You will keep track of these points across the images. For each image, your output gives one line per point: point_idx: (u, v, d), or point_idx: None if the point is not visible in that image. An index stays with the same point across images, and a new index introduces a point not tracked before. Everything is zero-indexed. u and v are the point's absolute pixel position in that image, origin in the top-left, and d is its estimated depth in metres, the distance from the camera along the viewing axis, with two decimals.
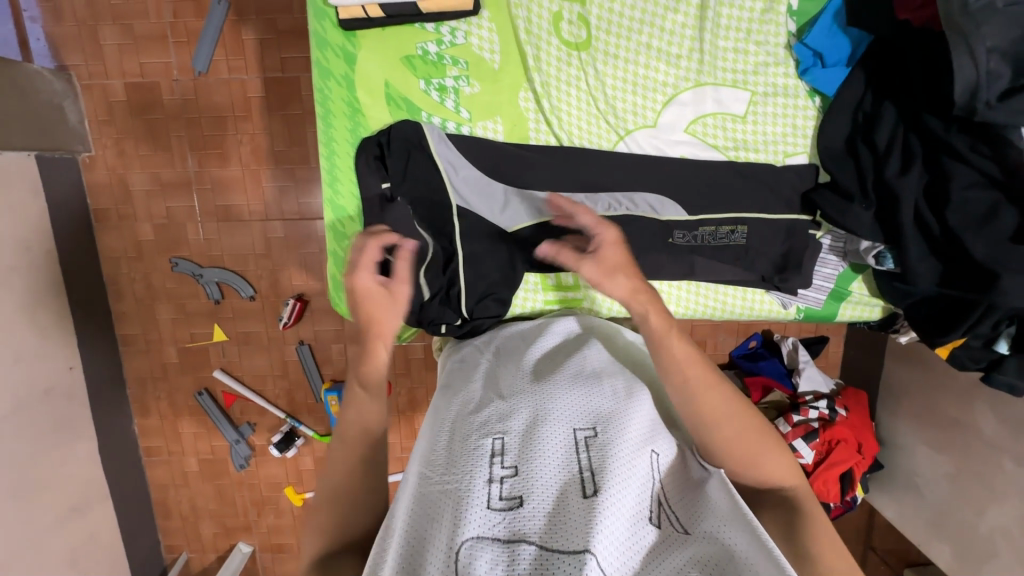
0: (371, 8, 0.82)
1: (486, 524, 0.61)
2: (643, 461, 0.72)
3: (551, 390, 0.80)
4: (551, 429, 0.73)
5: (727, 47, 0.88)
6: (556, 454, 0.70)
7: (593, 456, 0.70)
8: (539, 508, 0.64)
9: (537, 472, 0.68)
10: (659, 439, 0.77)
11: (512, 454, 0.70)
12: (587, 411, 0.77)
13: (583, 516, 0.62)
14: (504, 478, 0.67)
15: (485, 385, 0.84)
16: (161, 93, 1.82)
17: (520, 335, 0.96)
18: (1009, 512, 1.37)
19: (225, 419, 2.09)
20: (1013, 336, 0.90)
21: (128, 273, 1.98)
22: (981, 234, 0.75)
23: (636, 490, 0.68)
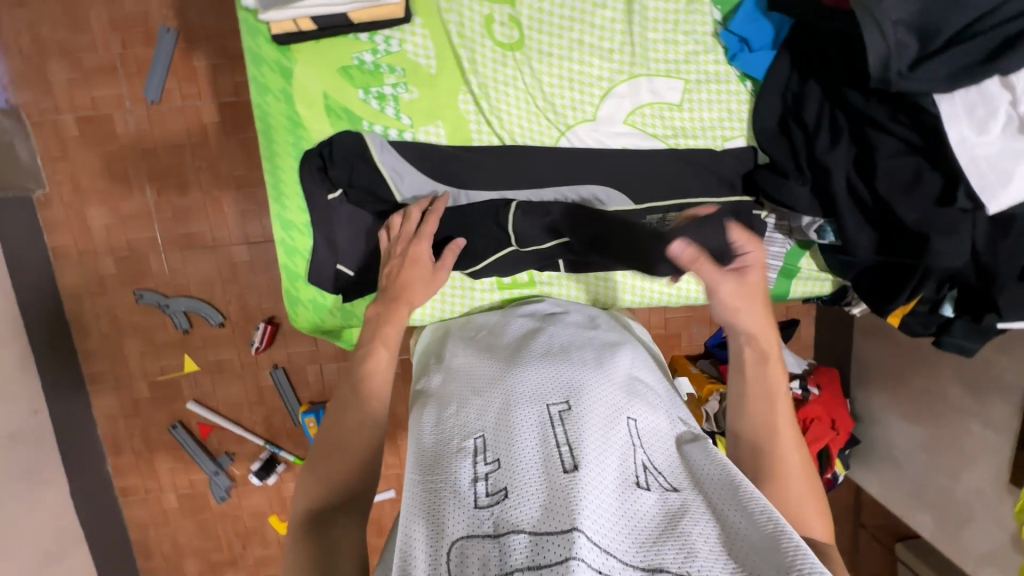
0: (302, 22, 0.83)
1: (473, 524, 0.55)
2: (622, 430, 0.67)
3: (519, 372, 0.77)
4: (524, 413, 0.69)
5: (657, 39, 0.90)
6: (534, 437, 0.65)
7: (569, 428, 0.65)
8: (520, 492, 0.58)
9: (517, 458, 0.62)
10: (638, 406, 0.73)
11: (491, 446, 0.65)
12: (558, 387, 0.73)
13: (564, 491, 0.56)
14: (486, 472, 0.62)
15: (456, 377, 0.82)
16: (114, 125, 1.80)
17: (487, 323, 0.97)
18: (982, 474, 1.40)
19: (202, 451, 2.04)
20: (956, 298, 0.93)
21: (92, 310, 1.94)
22: (909, 200, 0.78)
23: (620, 458, 0.63)
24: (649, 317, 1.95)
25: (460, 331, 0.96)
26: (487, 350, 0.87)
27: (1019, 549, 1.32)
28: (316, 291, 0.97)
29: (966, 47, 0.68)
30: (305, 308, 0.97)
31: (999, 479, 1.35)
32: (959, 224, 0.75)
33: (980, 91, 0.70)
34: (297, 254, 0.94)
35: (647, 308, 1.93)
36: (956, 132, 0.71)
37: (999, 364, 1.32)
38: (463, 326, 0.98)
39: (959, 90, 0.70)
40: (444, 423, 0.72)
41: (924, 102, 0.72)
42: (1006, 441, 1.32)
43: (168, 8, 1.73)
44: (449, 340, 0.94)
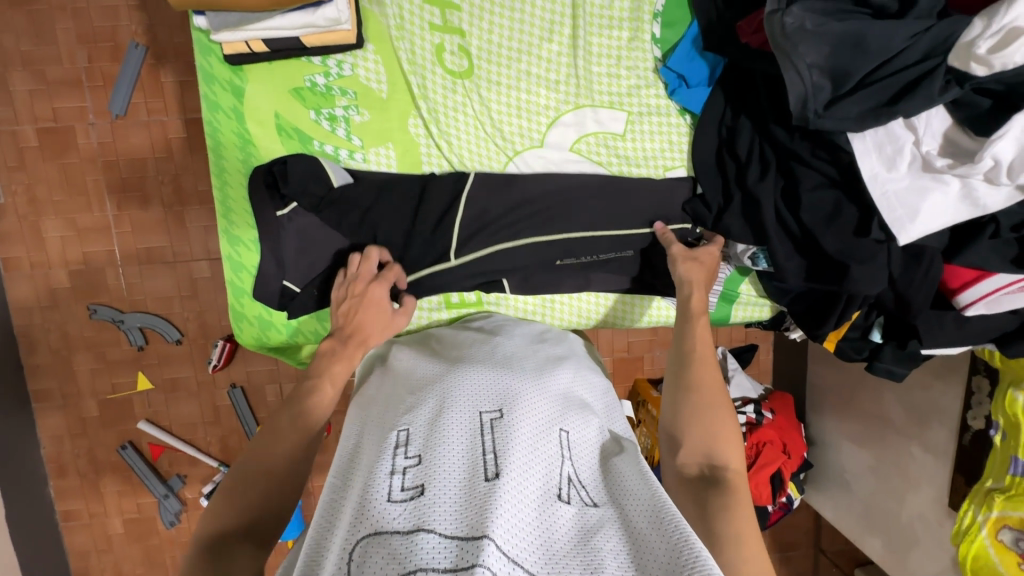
0: (254, 44, 0.85)
1: (385, 516, 0.54)
2: (553, 442, 0.67)
3: (460, 378, 0.77)
4: (458, 415, 0.69)
5: (601, 73, 0.95)
6: (462, 439, 0.65)
7: (498, 435, 0.65)
8: (440, 494, 0.57)
9: (442, 458, 0.62)
10: (572, 419, 0.74)
11: (417, 444, 0.65)
12: (496, 395, 0.73)
13: (483, 495, 0.56)
14: (407, 468, 0.61)
15: (399, 381, 0.81)
16: (76, 137, 1.78)
17: (437, 335, 0.96)
18: (925, 498, 1.43)
19: (152, 472, 1.97)
20: (884, 324, 0.98)
21: (42, 324, 1.88)
22: (830, 231, 0.83)
23: (545, 469, 0.62)
24: (612, 340, 1.97)
25: (410, 342, 0.96)
26: (433, 359, 0.87)
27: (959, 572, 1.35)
28: (262, 308, 0.96)
29: (874, 90, 0.73)
30: (250, 324, 0.97)
31: (940, 502, 1.39)
32: (876, 252, 0.80)
33: (886, 129, 0.75)
34: (243, 270, 0.94)
35: (609, 331, 1.95)
36: (869, 168, 0.76)
37: (936, 390, 1.37)
38: (415, 337, 0.97)
39: (869, 129, 0.75)
40: (380, 423, 0.71)
41: (840, 140, 0.77)
42: (945, 465, 1.36)
43: (137, 25, 1.74)
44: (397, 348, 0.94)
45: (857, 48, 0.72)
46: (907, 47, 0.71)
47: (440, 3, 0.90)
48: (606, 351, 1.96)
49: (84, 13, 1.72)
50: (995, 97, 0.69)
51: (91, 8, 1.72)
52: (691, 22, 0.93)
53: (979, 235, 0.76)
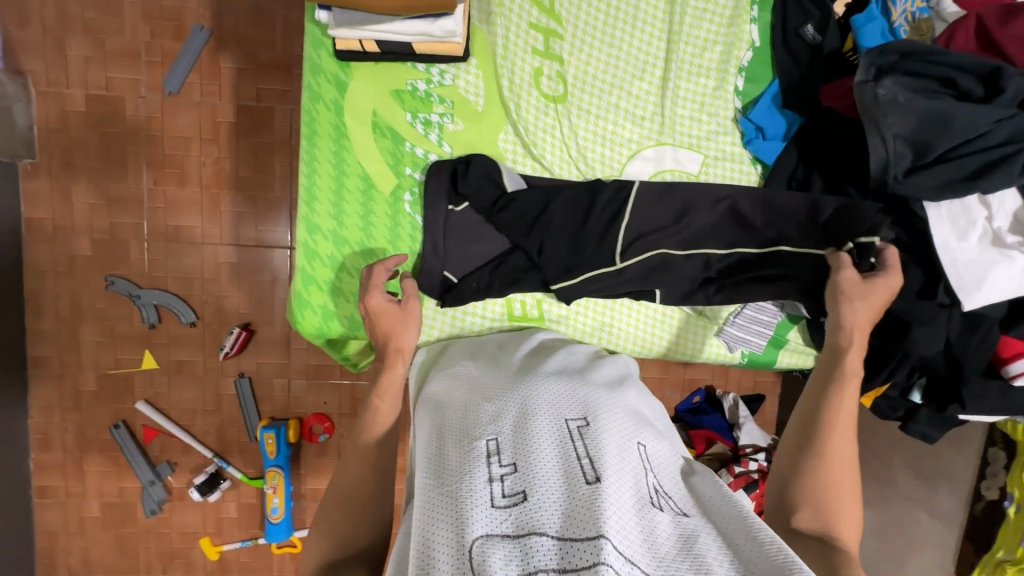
0: (367, 44, 0.88)
1: (493, 523, 0.59)
2: (636, 452, 0.72)
3: (539, 387, 0.80)
4: (545, 423, 0.73)
5: (684, 115, 1.00)
6: (552, 446, 0.69)
7: (587, 444, 0.69)
8: (543, 498, 0.61)
9: (537, 465, 0.66)
10: (647, 431, 0.78)
11: (508, 452, 0.69)
12: (576, 405, 0.77)
13: (587, 498, 0.60)
14: (504, 475, 0.65)
15: (475, 386, 0.85)
16: (124, 108, 1.78)
17: (501, 342, 0.99)
18: (927, 564, 1.46)
19: (141, 456, 1.90)
20: (924, 388, 1.01)
21: (54, 290, 1.83)
22: (894, 290, 0.87)
23: (635, 477, 0.67)
24: None
25: (476, 346, 0.99)
26: (505, 365, 0.90)
27: None
28: (327, 298, 0.96)
29: (956, 164, 0.78)
30: (313, 313, 0.96)
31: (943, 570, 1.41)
32: (937, 315, 0.85)
33: (961, 203, 0.81)
34: (316, 259, 0.95)
35: None
36: (940, 236, 0.81)
37: (948, 458, 1.42)
38: (482, 341, 1.00)
39: (943, 200, 0.81)
40: (467, 426, 0.75)
41: (914, 206, 0.82)
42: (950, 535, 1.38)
43: (205, 9, 1.77)
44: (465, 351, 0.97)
45: (942, 125, 0.78)
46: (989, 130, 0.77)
47: (545, 30, 0.95)
48: None
49: None
50: None
51: None
52: (772, 79, 0.99)
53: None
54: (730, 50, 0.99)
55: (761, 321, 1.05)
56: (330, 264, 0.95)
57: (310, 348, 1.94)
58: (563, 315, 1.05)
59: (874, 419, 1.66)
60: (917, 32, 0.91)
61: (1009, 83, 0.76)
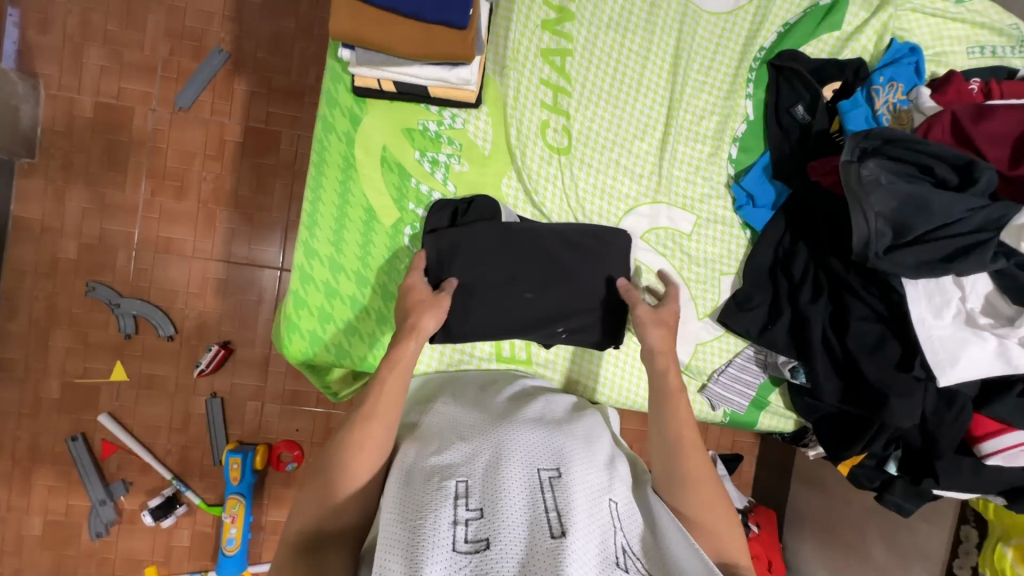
0: (384, 84, 0.92)
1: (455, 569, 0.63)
2: (603, 507, 0.75)
3: (515, 430, 0.82)
4: (517, 471, 0.75)
5: (680, 177, 1.05)
6: (523, 499, 0.72)
7: (556, 497, 0.72)
8: (506, 550, 0.65)
9: (504, 514, 0.69)
10: (617, 483, 0.82)
11: (476, 496, 0.72)
12: (550, 453, 0.80)
13: (550, 554, 0.64)
14: (470, 520, 0.68)
15: (451, 422, 0.86)
16: (133, 118, 1.80)
17: (479, 381, 0.99)
18: None
19: (96, 472, 1.80)
20: (900, 458, 1.02)
21: (31, 291, 1.79)
22: (873, 360, 0.90)
23: (599, 534, 0.70)
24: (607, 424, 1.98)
25: (457, 382, 0.99)
26: (483, 403, 0.91)
27: None
28: (316, 323, 0.96)
29: (933, 246, 0.82)
30: (300, 337, 0.95)
31: None
32: (914, 388, 0.87)
33: (936, 283, 0.86)
34: (310, 283, 0.95)
35: None
36: (917, 312, 0.85)
37: (921, 532, 1.42)
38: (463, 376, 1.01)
39: (920, 278, 0.85)
40: (437, 460, 0.77)
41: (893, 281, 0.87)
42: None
43: (226, 33, 1.83)
44: (443, 386, 0.98)
45: (920, 209, 0.83)
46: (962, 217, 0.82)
47: (554, 87, 1.00)
48: None
49: (179, 11, 1.81)
50: None
51: (187, 8, 1.81)
52: (763, 150, 1.05)
53: (1007, 392, 0.85)
54: (725, 121, 1.05)
55: (745, 381, 1.07)
56: (324, 291, 0.96)
57: (289, 372, 1.90)
58: (550, 361, 1.05)
59: (850, 488, 1.66)
60: (898, 120, 0.98)
61: (979, 176, 0.82)
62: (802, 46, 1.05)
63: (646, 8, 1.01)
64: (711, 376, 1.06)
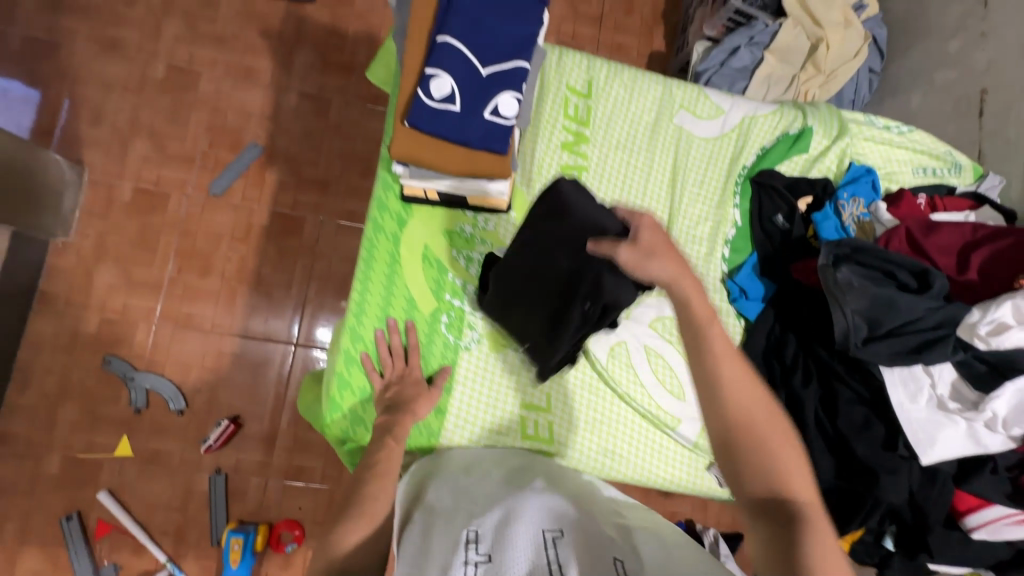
0: (429, 192, 1.07)
1: None
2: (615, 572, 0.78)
3: (529, 497, 0.90)
4: (525, 528, 0.82)
5: (681, 273, 1.20)
6: (527, 553, 0.78)
7: (560, 552, 0.78)
8: None
9: (508, 562, 0.77)
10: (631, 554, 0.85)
11: (484, 546, 0.81)
12: (559, 517, 0.86)
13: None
14: (478, 563, 0.78)
15: (473, 492, 0.94)
16: (168, 202, 1.94)
17: (501, 466, 1.03)
18: None
19: (87, 555, 1.74)
20: (896, 533, 1.08)
21: (47, 364, 1.82)
22: (861, 441, 1.00)
23: None
24: None
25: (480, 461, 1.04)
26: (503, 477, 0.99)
27: None
28: (357, 403, 1.04)
29: (903, 338, 0.96)
30: (341, 416, 1.03)
31: None
32: (900, 466, 0.97)
33: (909, 371, 0.98)
34: (353, 365, 1.04)
35: None
36: (896, 397, 0.97)
37: None
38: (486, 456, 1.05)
39: (895, 366, 0.98)
40: (456, 520, 0.87)
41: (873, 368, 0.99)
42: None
43: (262, 130, 2.02)
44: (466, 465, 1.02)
45: (888, 307, 0.97)
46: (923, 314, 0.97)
47: None
48: None
49: (222, 111, 2.01)
50: (989, 364, 0.95)
51: (229, 108, 2.01)
52: (750, 251, 1.22)
53: (982, 469, 0.95)
54: (718, 226, 1.22)
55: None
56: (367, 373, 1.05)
57: (295, 448, 1.91)
58: (566, 440, 1.12)
59: None
60: (862, 231, 1.17)
61: (933, 280, 0.98)
62: (778, 166, 1.25)
63: (648, 134, 1.21)
64: (717, 454, 1.15)
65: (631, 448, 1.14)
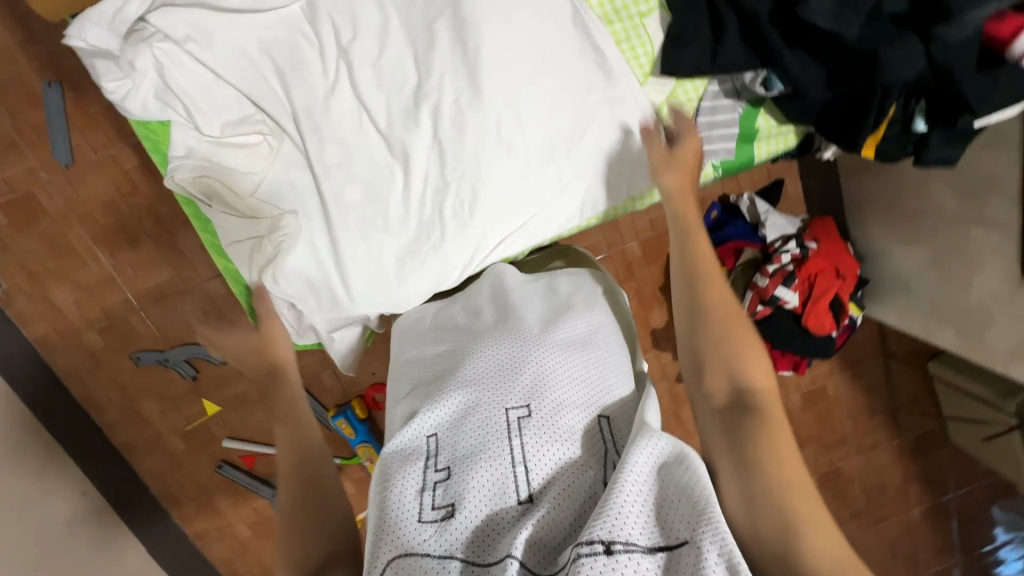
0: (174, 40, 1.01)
1: (420, 534, 0.74)
2: (567, 424, 0.84)
3: (493, 362, 0.92)
4: (496, 429, 0.83)
5: None
6: (498, 458, 0.80)
7: (529, 439, 0.81)
8: (468, 514, 0.75)
9: (473, 468, 0.79)
10: (600, 376, 0.93)
11: (445, 458, 0.83)
12: (529, 383, 0.88)
13: (514, 519, 0.75)
14: (436, 484, 0.80)
15: (432, 365, 0.99)
16: (40, 200, 1.71)
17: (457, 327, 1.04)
18: (993, 275, 1.39)
19: (254, 478, 2.10)
20: (925, 111, 1.04)
21: (98, 384, 1.93)
22: (828, 18, 0.94)
23: (575, 428, 0.85)
24: (634, 222, 1.96)
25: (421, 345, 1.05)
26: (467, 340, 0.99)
27: None
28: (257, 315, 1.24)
29: None
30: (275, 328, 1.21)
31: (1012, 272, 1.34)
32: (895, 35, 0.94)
33: None
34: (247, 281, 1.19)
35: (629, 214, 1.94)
36: None
37: (987, 160, 1.29)
38: (428, 338, 1.06)
39: None
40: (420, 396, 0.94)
41: None
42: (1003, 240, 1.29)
43: (41, 63, 1.62)
44: (410, 340, 1.09)
45: None
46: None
47: None
48: (632, 236, 1.97)
49: None
50: None
51: None
52: None
53: None
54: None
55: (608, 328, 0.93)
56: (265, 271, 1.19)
57: None
58: None
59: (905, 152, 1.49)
60: None
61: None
62: None
63: None
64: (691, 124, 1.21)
65: (525, 148, 1.10)
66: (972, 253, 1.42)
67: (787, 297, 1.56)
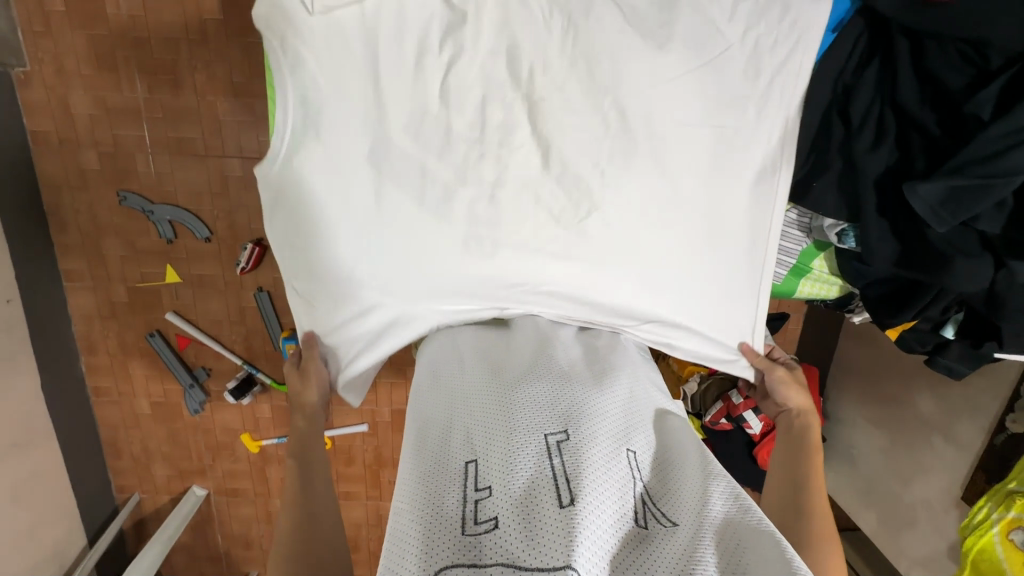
0: None
1: (460, 548, 0.65)
2: (621, 463, 0.79)
3: (533, 386, 0.88)
4: (535, 447, 0.77)
5: None
6: (539, 469, 0.74)
7: (567, 461, 0.75)
8: (510, 526, 0.67)
9: (512, 485, 0.73)
10: (638, 421, 0.89)
11: (486, 473, 0.75)
12: (568, 406, 0.84)
13: (559, 524, 0.66)
14: (478, 498, 0.72)
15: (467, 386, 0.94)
16: (105, 6, 1.64)
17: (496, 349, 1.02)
18: (934, 485, 1.47)
19: (178, 361, 2.02)
20: (959, 322, 1.10)
21: (72, 204, 1.84)
22: (928, 205, 0.89)
23: (622, 461, 0.79)
24: None
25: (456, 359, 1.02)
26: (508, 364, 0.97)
27: (953, 558, 1.41)
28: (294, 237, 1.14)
29: None
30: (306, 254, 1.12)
31: (951, 491, 1.42)
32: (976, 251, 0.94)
33: None
34: None
35: None
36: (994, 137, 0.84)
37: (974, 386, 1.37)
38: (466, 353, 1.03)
39: None
40: (456, 412, 0.88)
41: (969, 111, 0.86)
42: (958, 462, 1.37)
43: None
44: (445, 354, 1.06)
45: None
46: (929, 104, 0.93)
47: None
48: None
49: None
50: None
51: None
52: None
53: None
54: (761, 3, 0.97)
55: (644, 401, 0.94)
56: None
57: None
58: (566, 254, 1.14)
59: None
60: None
61: (989, 34, 0.82)
62: None
63: None
64: None
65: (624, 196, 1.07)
66: (924, 458, 1.50)
67: (751, 422, 1.57)
